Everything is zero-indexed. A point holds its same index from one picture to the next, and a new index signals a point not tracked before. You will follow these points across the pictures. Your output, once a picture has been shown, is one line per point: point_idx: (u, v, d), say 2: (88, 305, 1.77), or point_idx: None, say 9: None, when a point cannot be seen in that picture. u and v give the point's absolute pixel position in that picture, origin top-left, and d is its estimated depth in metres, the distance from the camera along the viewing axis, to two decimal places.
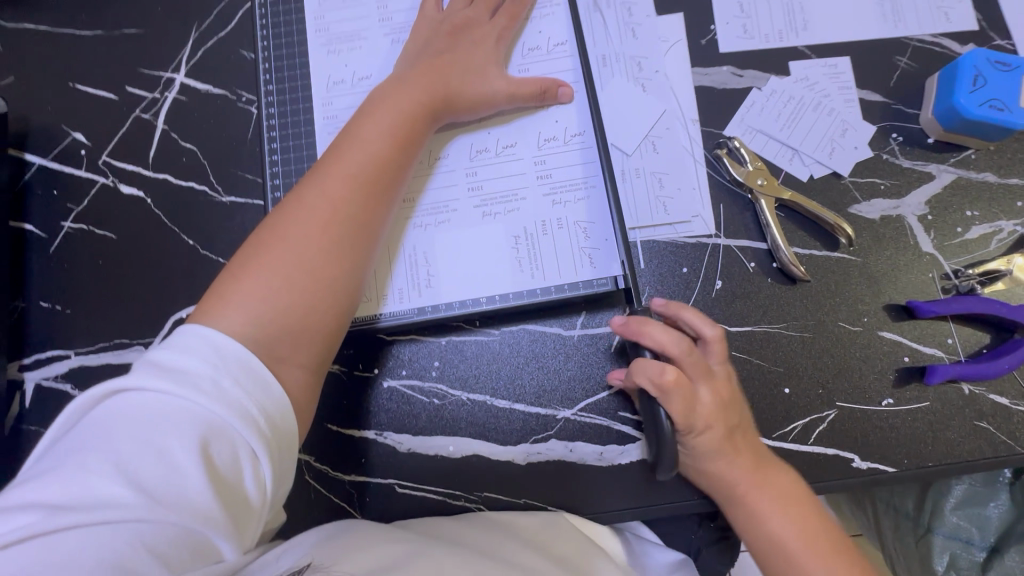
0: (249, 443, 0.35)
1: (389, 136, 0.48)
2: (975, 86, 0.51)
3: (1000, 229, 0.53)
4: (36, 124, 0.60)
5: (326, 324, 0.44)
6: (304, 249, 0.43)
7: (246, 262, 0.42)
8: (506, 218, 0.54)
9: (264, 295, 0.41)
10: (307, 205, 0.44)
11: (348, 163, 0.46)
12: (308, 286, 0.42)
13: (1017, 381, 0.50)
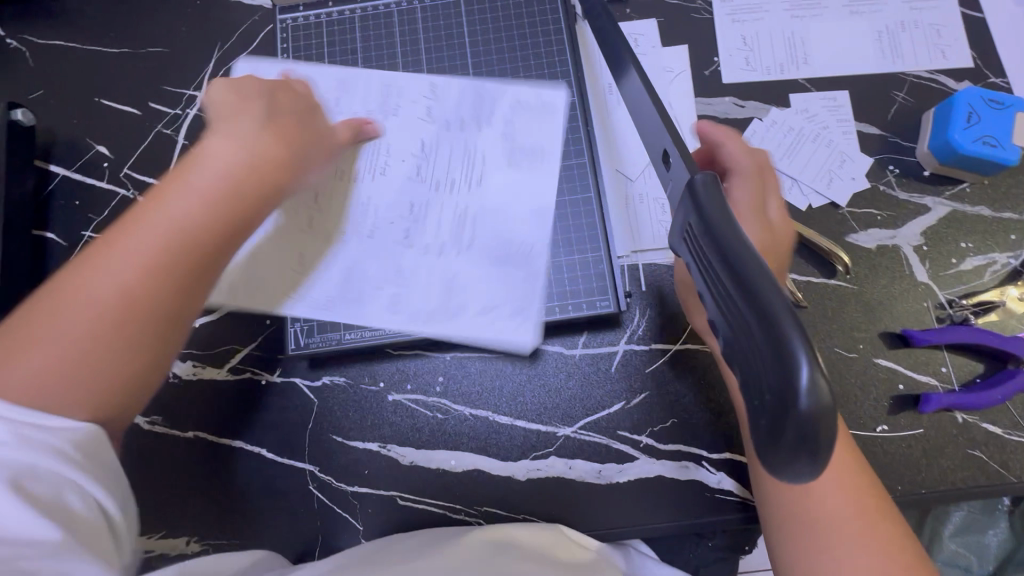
0: (68, 476, 0.33)
1: (256, 141, 0.44)
2: (969, 123, 0.53)
3: (994, 260, 0.54)
4: (62, 136, 0.62)
5: (160, 358, 0.38)
6: (162, 262, 0.38)
7: (45, 305, 0.35)
8: (447, 271, 0.53)
9: (69, 333, 0.35)
10: (134, 222, 0.38)
11: (194, 174, 0.41)
12: (131, 322, 0.36)
13: (1011, 411, 0.51)
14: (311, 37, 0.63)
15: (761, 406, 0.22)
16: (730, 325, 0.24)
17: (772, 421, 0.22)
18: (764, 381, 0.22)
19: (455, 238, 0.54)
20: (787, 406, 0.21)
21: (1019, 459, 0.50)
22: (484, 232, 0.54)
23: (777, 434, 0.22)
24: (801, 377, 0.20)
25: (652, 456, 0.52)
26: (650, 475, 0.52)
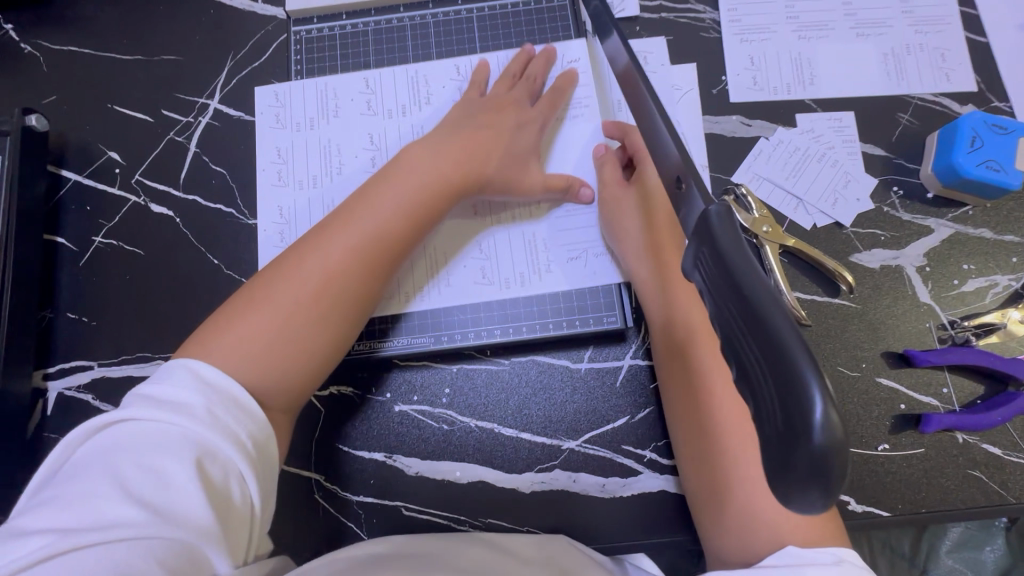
0: (237, 465, 0.37)
1: (402, 207, 0.50)
2: (973, 147, 0.54)
3: (995, 283, 0.55)
4: (74, 141, 0.63)
5: (300, 377, 0.45)
6: (295, 308, 0.45)
7: (239, 313, 0.45)
8: (515, 296, 0.56)
9: (250, 346, 0.43)
10: (304, 268, 0.46)
11: (354, 231, 0.48)
12: (294, 349, 0.44)
13: (1011, 432, 0.52)
14: (326, 47, 0.64)
15: (770, 433, 0.22)
16: (737, 351, 0.25)
17: (780, 450, 0.22)
18: (774, 413, 0.22)
19: (532, 263, 0.57)
20: (799, 438, 0.21)
21: (1018, 480, 0.51)
22: (566, 245, 0.57)
23: (787, 463, 0.22)
24: (815, 412, 0.21)
25: (656, 471, 0.52)
26: (654, 489, 0.52)
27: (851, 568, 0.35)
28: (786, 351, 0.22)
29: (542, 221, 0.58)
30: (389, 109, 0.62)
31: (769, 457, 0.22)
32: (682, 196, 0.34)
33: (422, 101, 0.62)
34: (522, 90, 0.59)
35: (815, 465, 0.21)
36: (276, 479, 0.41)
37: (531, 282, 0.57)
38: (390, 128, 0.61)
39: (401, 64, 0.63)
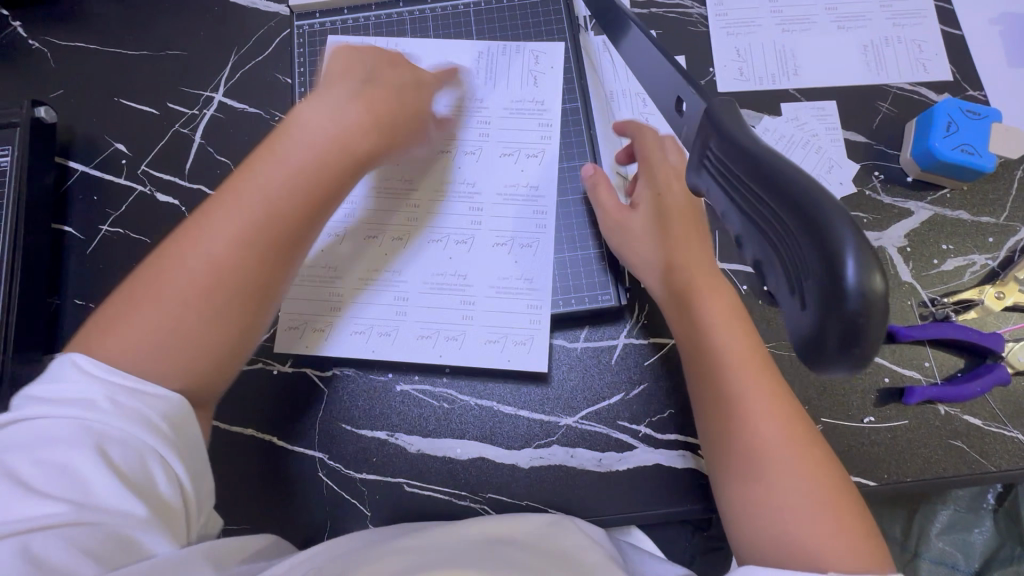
0: (150, 445, 0.37)
1: (304, 150, 0.44)
2: (949, 131, 0.56)
3: (973, 261, 0.57)
4: (80, 134, 0.64)
5: (217, 356, 0.41)
6: (201, 282, 0.40)
7: (140, 291, 0.40)
8: (473, 263, 0.58)
9: (154, 323, 0.39)
10: (205, 233, 0.41)
11: (260, 187, 0.42)
12: (201, 321, 0.40)
13: (990, 404, 0.54)
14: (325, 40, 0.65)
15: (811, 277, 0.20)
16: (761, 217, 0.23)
17: (816, 323, 0.20)
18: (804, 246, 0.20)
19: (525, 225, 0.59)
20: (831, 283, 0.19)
21: (999, 449, 0.53)
22: (556, 202, 0.60)
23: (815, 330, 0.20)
24: (846, 269, 0.18)
25: (651, 445, 0.54)
26: (649, 463, 0.54)
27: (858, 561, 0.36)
28: (804, 191, 0.21)
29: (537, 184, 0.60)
30: None
31: (804, 348, 0.21)
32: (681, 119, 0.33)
33: None
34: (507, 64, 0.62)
35: (848, 330, 0.19)
36: (204, 459, 0.41)
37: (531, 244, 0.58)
38: None
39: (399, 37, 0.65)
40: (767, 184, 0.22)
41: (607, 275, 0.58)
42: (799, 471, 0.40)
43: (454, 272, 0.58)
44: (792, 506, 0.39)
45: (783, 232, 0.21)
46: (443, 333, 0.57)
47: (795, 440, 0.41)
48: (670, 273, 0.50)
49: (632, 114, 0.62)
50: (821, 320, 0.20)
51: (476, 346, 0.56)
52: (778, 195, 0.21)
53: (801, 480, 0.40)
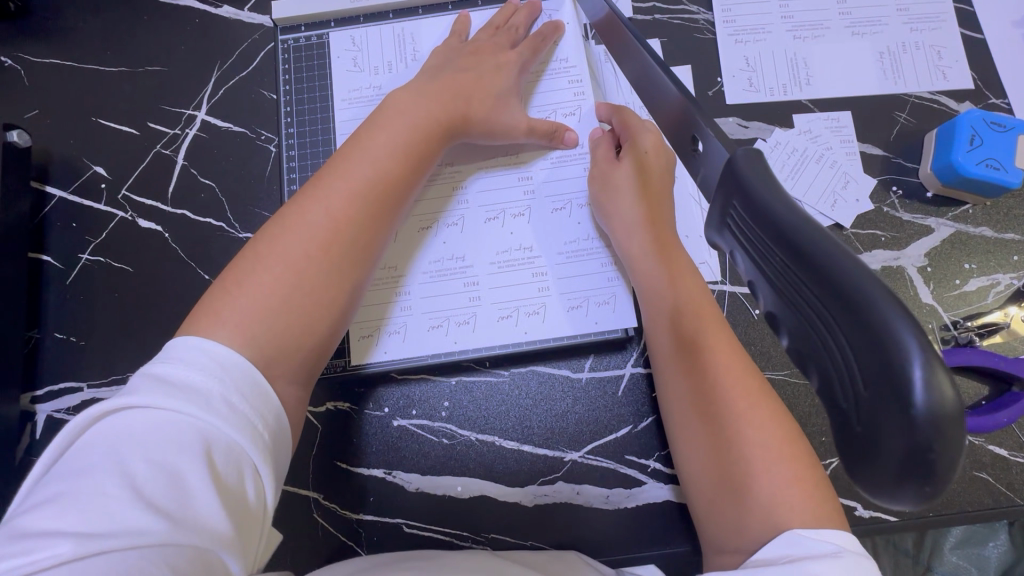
0: (252, 458, 0.35)
1: (399, 153, 0.47)
2: (973, 145, 0.53)
3: (997, 282, 0.54)
4: (57, 158, 0.61)
5: (314, 341, 0.43)
6: (304, 268, 0.42)
7: (241, 275, 0.41)
8: (471, 245, 0.56)
9: (258, 304, 0.40)
10: (304, 220, 0.43)
11: (351, 178, 0.45)
12: (307, 304, 0.42)
13: (1016, 432, 0.51)
14: (313, 53, 0.62)
15: (865, 378, 0.17)
16: (791, 314, 0.20)
17: (865, 430, 0.17)
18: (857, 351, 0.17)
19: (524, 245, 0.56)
20: (891, 397, 0.16)
21: None
22: (552, 195, 0.57)
23: (874, 449, 0.17)
24: (912, 387, 0.16)
25: (660, 481, 0.52)
26: (659, 499, 0.51)
27: (851, 559, 0.31)
28: (856, 285, 0.17)
29: (536, 187, 0.57)
30: (375, 66, 0.62)
31: (844, 447, 0.18)
32: (699, 157, 0.29)
33: (408, 58, 0.62)
34: (504, 38, 0.58)
35: (912, 451, 0.16)
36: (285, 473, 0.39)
37: (530, 252, 0.55)
38: (378, 84, 0.61)
39: (390, 49, 0.62)
40: (810, 268, 0.19)
41: (614, 283, 0.54)
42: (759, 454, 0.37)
43: (453, 256, 0.56)
44: (754, 487, 0.36)
45: (825, 324, 0.18)
46: (452, 319, 0.55)
47: (754, 407, 0.39)
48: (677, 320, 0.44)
49: None
50: (874, 426, 0.17)
51: (494, 322, 0.54)
52: (821, 282, 0.18)
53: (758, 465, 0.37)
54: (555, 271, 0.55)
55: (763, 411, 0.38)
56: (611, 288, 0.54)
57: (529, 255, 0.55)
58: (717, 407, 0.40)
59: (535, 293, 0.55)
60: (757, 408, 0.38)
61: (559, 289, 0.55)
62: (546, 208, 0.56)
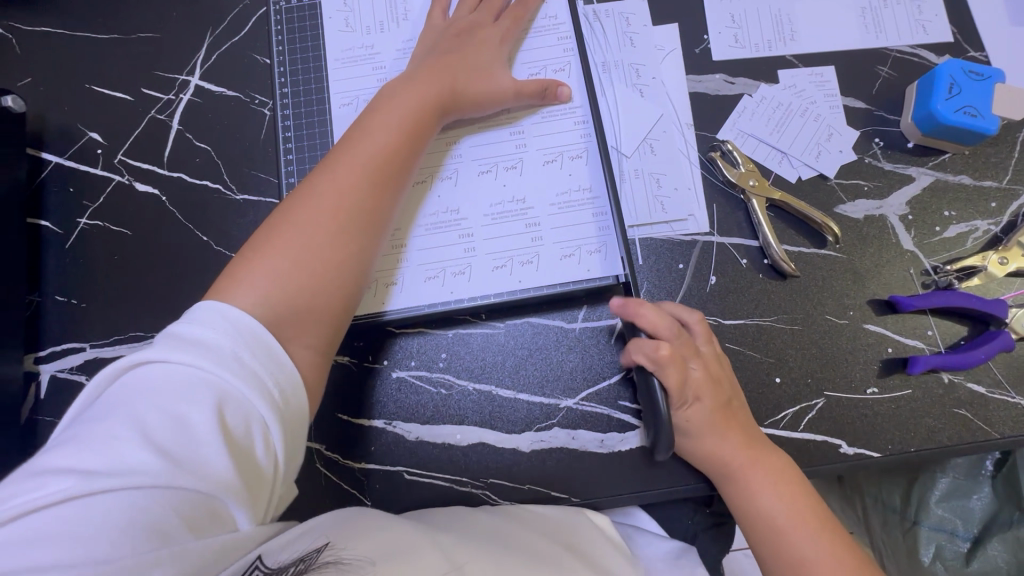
0: (262, 415, 0.37)
1: (394, 130, 0.49)
2: (951, 93, 0.55)
3: (975, 228, 0.56)
4: (52, 124, 0.62)
5: (329, 303, 0.44)
6: (313, 237, 0.44)
7: (259, 245, 0.44)
8: (465, 198, 0.57)
9: (274, 268, 0.43)
10: (315, 193, 0.46)
11: (355, 155, 0.47)
12: (317, 268, 0.44)
13: (993, 370, 0.53)
14: (304, 15, 0.62)
15: None
16: None
17: None
18: None
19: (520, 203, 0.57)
20: None
21: (1002, 415, 0.53)
22: (544, 150, 0.58)
23: None
24: None
25: None
26: None
27: None
28: None
29: (527, 142, 0.58)
30: (367, 26, 0.62)
31: None
32: None
33: (399, 18, 0.62)
34: (486, 11, 0.59)
35: None
36: (302, 436, 0.40)
37: (524, 204, 0.57)
38: (369, 45, 0.62)
39: (381, 11, 0.62)
40: None
41: (604, 233, 0.56)
42: (783, 520, 0.47)
43: (446, 210, 0.57)
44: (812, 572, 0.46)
45: None
46: (448, 270, 0.56)
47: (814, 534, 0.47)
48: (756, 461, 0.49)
49: (626, 84, 0.59)
50: None
51: (490, 273, 0.55)
52: None
53: (778, 526, 0.47)
54: (548, 223, 0.56)
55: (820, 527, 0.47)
56: (601, 238, 0.55)
57: (522, 207, 0.57)
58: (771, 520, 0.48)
59: (528, 242, 0.56)
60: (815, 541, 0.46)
61: (552, 239, 0.56)
62: (541, 161, 0.57)
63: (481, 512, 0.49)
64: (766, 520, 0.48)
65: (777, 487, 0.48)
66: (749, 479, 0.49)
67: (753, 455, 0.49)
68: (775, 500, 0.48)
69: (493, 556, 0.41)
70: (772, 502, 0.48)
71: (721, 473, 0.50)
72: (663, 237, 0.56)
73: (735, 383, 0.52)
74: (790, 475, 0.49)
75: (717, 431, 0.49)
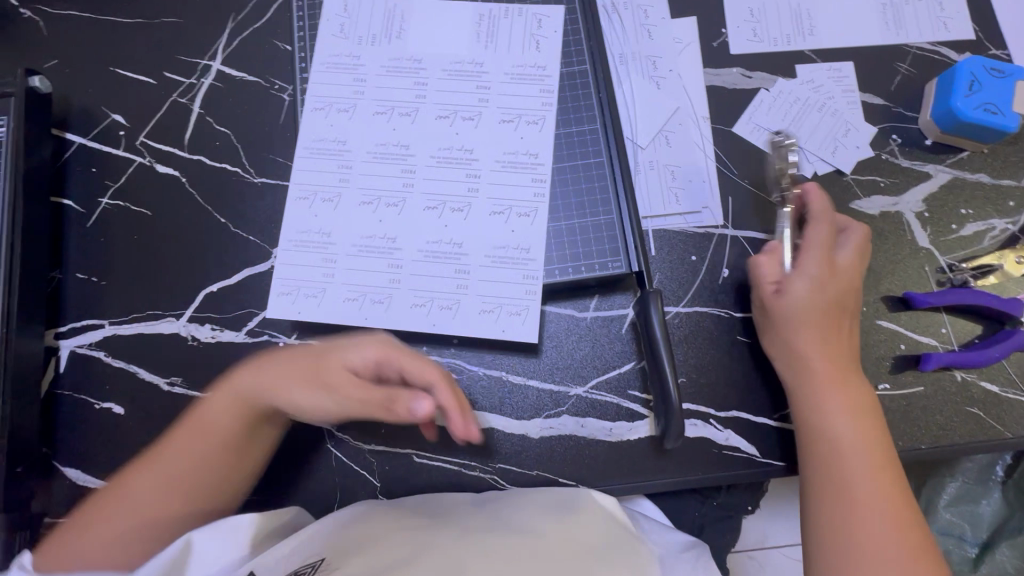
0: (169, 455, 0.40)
1: (214, 444, 0.51)
2: (971, 90, 0.54)
3: (992, 226, 0.56)
4: (76, 106, 0.63)
5: (192, 512, 0.50)
6: (157, 506, 0.49)
7: (139, 462, 0.51)
8: (467, 231, 0.55)
9: (127, 521, 0.48)
10: (210, 420, 0.51)
11: (194, 446, 0.51)
12: (162, 531, 0.49)
13: (1008, 370, 0.53)
14: (323, 1, 0.63)
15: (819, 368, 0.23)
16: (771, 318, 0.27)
17: None
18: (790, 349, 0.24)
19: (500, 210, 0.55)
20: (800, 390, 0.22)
21: (1015, 415, 0.52)
22: (531, 146, 0.57)
23: None
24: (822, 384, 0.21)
25: None
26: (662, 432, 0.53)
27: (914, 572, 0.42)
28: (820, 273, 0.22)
29: (521, 133, 0.57)
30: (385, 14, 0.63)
31: None
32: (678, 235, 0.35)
33: None
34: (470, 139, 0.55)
35: None
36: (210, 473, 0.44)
37: (526, 254, 0.55)
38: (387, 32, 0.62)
39: None
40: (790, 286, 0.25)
41: (618, 223, 0.55)
42: (852, 438, 0.47)
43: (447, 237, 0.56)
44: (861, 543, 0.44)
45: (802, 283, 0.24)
46: (435, 302, 0.54)
47: (880, 503, 0.45)
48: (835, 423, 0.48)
49: (642, 76, 0.60)
50: None
51: (477, 318, 0.54)
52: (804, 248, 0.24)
53: (839, 450, 0.47)
54: (560, 221, 0.56)
55: (883, 499, 0.45)
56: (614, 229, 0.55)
57: (523, 257, 0.55)
58: (831, 477, 0.46)
59: (523, 294, 0.54)
60: (877, 513, 0.44)
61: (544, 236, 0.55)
62: (543, 248, 0.55)
63: (483, 503, 0.50)
64: (827, 482, 0.46)
65: (853, 417, 0.48)
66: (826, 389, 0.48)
67: (836, 375, 0.49)
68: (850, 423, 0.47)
69: (496, 552, 0.41)
70: (841, 417, 0.48)
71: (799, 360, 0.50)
72: (677, 229, 0.57)
73: (856, 337, 0.51)
74: (867, 408, 0.48)
75: (820, 324, 0.50)
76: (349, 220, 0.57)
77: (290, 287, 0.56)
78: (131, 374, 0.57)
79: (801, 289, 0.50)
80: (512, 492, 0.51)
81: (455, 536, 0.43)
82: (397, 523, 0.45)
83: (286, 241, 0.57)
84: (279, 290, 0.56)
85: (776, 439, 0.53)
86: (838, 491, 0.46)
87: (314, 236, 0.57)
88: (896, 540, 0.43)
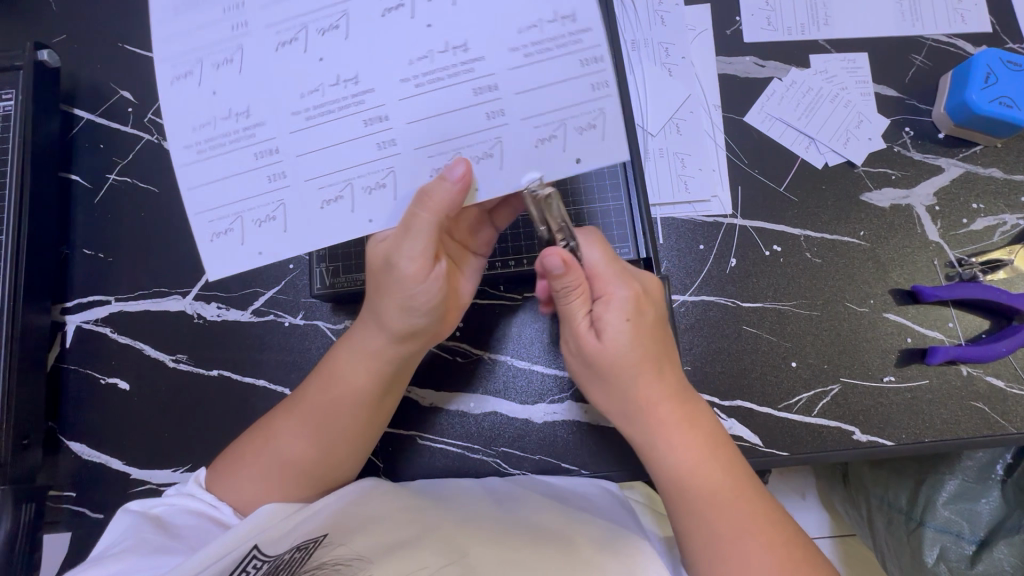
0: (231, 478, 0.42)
1: (376, 374, 0.45)
2: (986, 83, 0.54)
3: (1003, 222, 0.56)
4: (84, 81, 0.63)
5: (350, 451, 0.46)
6: (296, 449, 0.44)
7: (281, 416, 0.46)
8: (467, 26, 0.37)
9: (280, 473, 0.44)
10: (356, 376, 0.45)
11: (331, 391, 0.45)
12: (272, 487, 0.43)
13: (1013, 365, 0.53)
14: None
15: None
16: None
17: None
18: None
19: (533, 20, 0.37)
20: None
21: (1020, 410, 0.52)
22: None
23: None
24: None
25: None
26: None
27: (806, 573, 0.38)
28: None
29: None
30: None
31: None
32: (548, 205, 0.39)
33: None
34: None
35: None
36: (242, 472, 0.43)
37: (574, 25, 0.37)
38: None
39: None
40: None
41: (628, 207, 0.54)
42: (683, 458, 0.41)
43: (448, 47, 0.37)
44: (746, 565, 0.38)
45: None
46: (464, 153, 0.38)
47: (729, 521, 0.39)
48: (690, 431, 0.41)
49: (654, 62, 0.59)
50: None
51: (530, 152, 0.38)
52: None
53: (712, 497, 0.40)
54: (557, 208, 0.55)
55: (750, 517, 0.39)
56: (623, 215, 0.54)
57: (572, 32, 0.37)
58: (682, 489, 0.40)
59: (587, 94, 0.37)
60: (722, 521, 0.39)
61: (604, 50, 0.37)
62: (598, 18, 0.37)
63: (482, 486, 0.50)
64: (680, 497, 0.41)
65: (680, 417, 0.41)
66: (673, 431, 0.41)
67: (686, 416, 0.41)
68: (687, 452, 0.41)
69: (496, 539, 0.42)
70: (676, 456, 0.41)
71: (623, 413, 0.42)
72: (685, 217, 0.56)
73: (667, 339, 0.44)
74: (717, 438, 0.42)
75: (636, 369, 0.41)
76: (270, 70, 0.39)
77: (225, 214, 0.39)
78: (137, 350, 0.57)
79: (619, 340, 0.41)
80: (509, 478, 0.52)
81: (454, 518, 0.43)
82: (400, 495, 0.45)
83: (187, 146, 0.39)
84: (200, 208, 0.39)
85: (782, 431, 0.52)
86: (694, 520, 0.40)
87: (232, 124, 0.39)
88: (768, 543, 0.38)
